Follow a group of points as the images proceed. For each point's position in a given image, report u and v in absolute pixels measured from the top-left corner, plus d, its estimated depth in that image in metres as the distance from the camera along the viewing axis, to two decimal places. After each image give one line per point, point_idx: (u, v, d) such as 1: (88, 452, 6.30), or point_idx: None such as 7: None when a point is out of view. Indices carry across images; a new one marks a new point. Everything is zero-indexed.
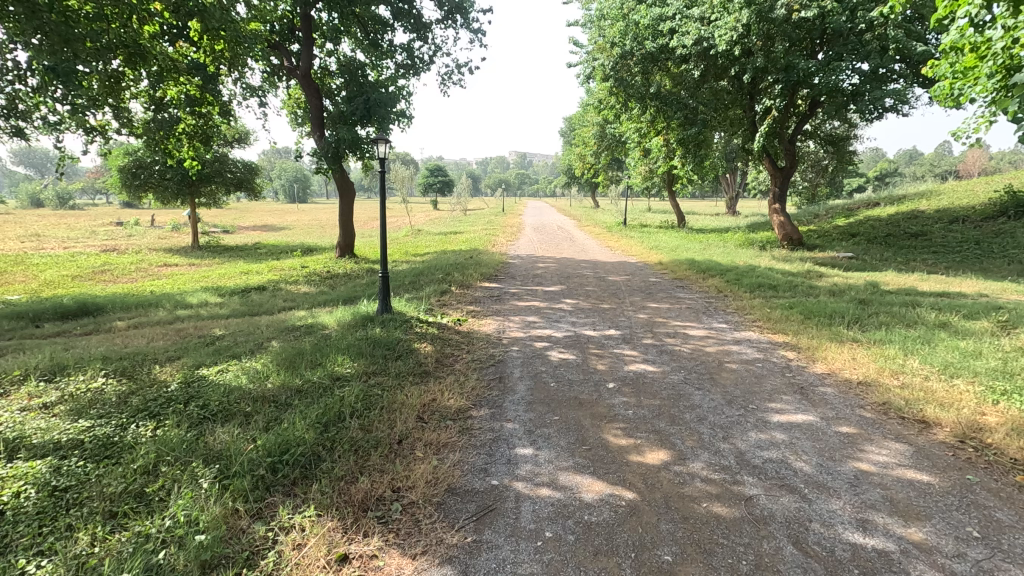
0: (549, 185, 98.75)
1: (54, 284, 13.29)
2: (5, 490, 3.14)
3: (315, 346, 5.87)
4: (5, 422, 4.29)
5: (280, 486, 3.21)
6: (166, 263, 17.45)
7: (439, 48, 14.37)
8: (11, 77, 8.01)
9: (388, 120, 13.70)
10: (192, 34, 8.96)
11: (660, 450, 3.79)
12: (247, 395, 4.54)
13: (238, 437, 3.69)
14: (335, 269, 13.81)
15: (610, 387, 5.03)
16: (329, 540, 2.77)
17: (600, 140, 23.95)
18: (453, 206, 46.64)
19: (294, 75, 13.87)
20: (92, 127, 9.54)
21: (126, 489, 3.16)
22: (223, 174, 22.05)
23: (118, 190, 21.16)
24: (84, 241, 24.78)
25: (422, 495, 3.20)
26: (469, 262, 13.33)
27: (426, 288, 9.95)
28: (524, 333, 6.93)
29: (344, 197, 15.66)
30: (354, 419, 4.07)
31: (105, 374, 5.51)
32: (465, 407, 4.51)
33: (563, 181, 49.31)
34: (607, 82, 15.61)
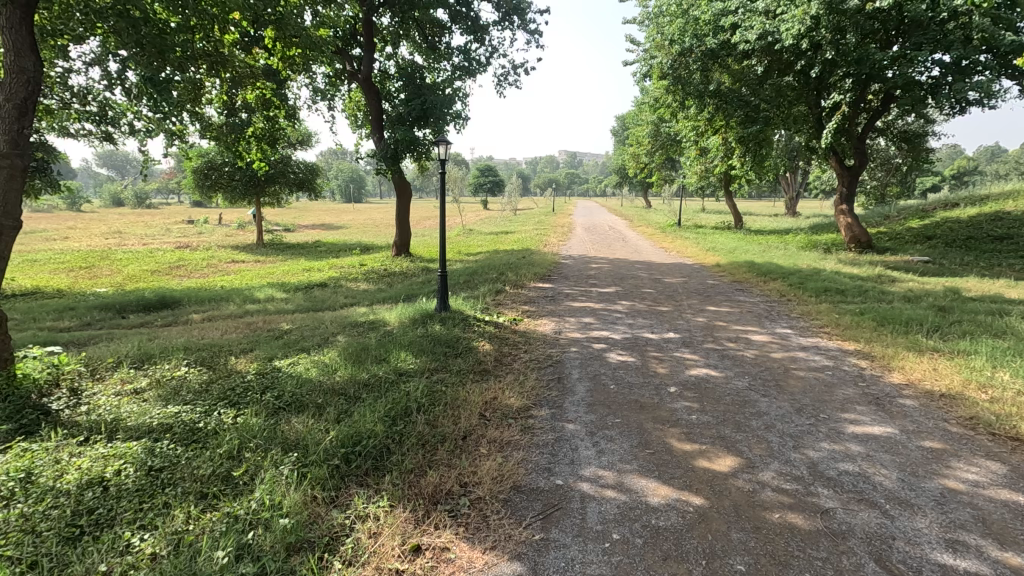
0: (599, 185, 97.55)
1: (136, 277, 14.29)
2: (108, 468, 3.45)
3: (379, 341, 6.06)
4: (103, 405, 4.68)
5: (353, 476, 3.34)
6: (235, 260, 18.40)
7: (495, 49, 14.50)
8: (106, 86, 8.66)
9: (444, 120, 13.90)
10: (267, 42, 9.42)
11: (727, 456, 3.71)
12: (318, 387, 4.74)
13: (313, 427, 3.87)
14: (392, 267, 14.18)
15: (671, 391, 4.95)
16: (403, 531, 2.86)
17: (654, 139, 23.50)
18: (502, 205, 46.85)
19: (356, 79, 14.32)
20: (173, 132, 10.20)
21: (214, 471, 3.37)
22: (286, 175, 23.03)
23: (191, 190, 22.45)
24: (161, 238, 26.45)
25: (489, 491, 3.26)
26: (523, 262, 13.40)
27: (481, 287, 10.07)
28: (582, 334, 6.91)
29: (401, 196, 16.05)
30: (419, 414, 4.18)
31: (187, 363, 5.90)
32: (526, 406, 4.55)
33: (614, 182, 48.60)
34: (663, 80, 15.32)
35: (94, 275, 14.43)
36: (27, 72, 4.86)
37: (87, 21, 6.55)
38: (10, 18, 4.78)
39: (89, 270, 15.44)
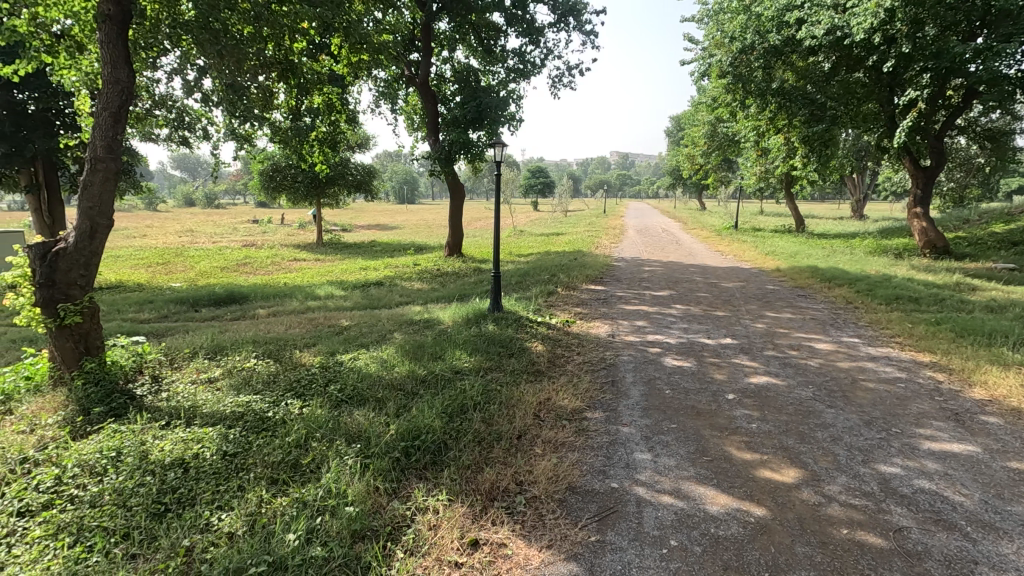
0: (650, 186, 95.87)
1: (207, 273, 15.17)
2: (187, 451, 3.70)
3: (435, 340, 6.20)
4: (181, 392, 5.01)
5: (413, 469, 3.45)
6: (296, 258, 19.22)
7: (551, 50, 14.52)
8: (185, 95, 9.26)
9: (498, 122, 14.03)
10: (333, 48, 9.80)
11: (791, 468, 3.58)
12: (378, 381, 4.90)
13: (374, 421, 4.01)
14: (445, 267, 14.43)
15: (730, 398, 4.82)
16: (461, 525, 2.93)
17: (711, 139, 22.86)
18: (553, 206, 46.76)
19: (413, 83, 14.68)
20: (244, 136, 10.77)
21: (283, 458, 3.55)
22: (345, 176, 23.85)
23: (258, 191, 23.63)
24: (229, 236, 27.94)
25: (545, 491, 3.28)
26: (575, 263, 13.35)
27: (533, 288, 10.12)
28: (636, 337, 6.84)
29: (454, 198, 16.31)
30: (476, 411, 4.26)
31: (256, 355, 6.24)
32: (580, 408, 4.55)
33: (668, 183, 47.54)
34: (723, 79, 14.89)
35: (170, 271, 15.41)
36: (122, 83, 5.27)
37: (173, 34, 7.06)
38: (109, 34, 5.20)
39: (166, 266, 16.50)
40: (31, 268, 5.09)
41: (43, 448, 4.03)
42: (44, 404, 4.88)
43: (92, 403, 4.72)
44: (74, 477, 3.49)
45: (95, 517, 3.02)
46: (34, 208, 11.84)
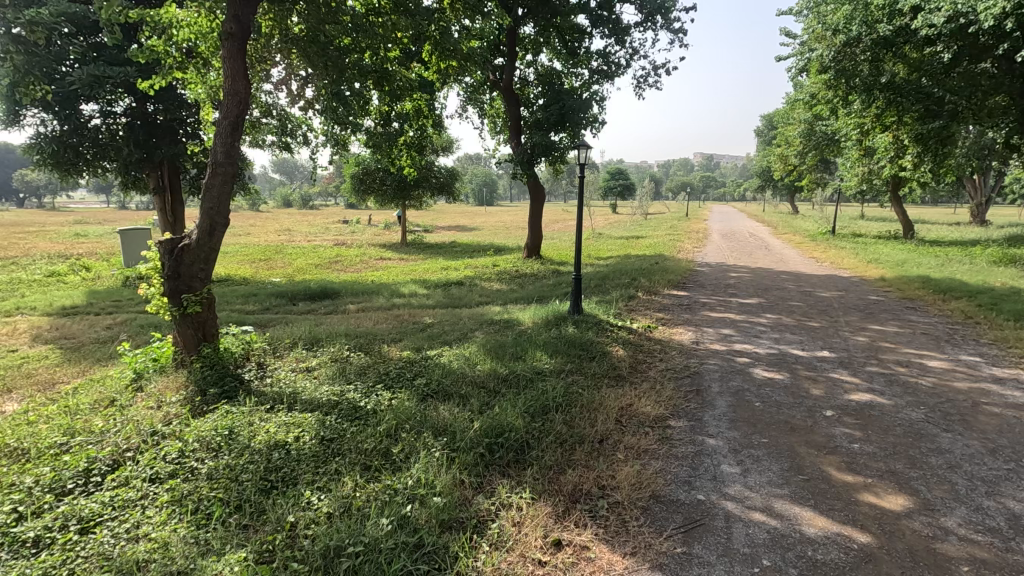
0: (737, 189, 91.30)
1: (303, 270, 16.25)
2: (289, 434, 4.00)
3: (515, 340, 6.28)
4: (283, 379, 5.43)
5: (496, 466, 3.53)
6: (382, 257, 20.12)
7: (636, 50, 14.26)
8: (289, 104, 9.99)
9: (581, 124, 13.97)
10: (423, 56, 10.18)
11: (900, 495, 3.30)
12: (461, 378, 5.04)
13: (458, 416, 4.13)
14: (524, 269, 14.57)
15: (827, 415, 4.51)
16: (545, 524, 2.95)
17: (807, 139, 21.44)
18: (632, 210, 45.80)
19: (498, 87, 14.96)
20: (340, 141, 11.44)
21: (374, 446, 3.75)
22: (429, 179, 24.65)
23: (349, 193, 24.97)
24: (321, 236, 29.67)
25: (628, 497, 3.24)
26: (656, 268, 13.01)
27: (613, 292, 9.97)
28: (723, 346, 6.56)
29: (535, 200, 16.42)
30: (558, 413, 4.28)
31: (349, 347, 6.62)
32: (663, 416, 4.43)
33: (756, 185, 45.16)
34: (824, 75, 13.94)
35: (271, 267, 16.65)
36: (240, 94, 5.78)
37: (284, 48, 7.66)
38: (231, 50, 5.72)
39: (267, 262, 17.83)
40: (162, 262, 5.71)
41: (168, 423, 4.50)
42: (169, 383, 5.45)
43: (208, 384, 5.20)
44: (194, 451, 3.88)
45: (212, 489, 3.34)
46: (160, 208, 13.03)
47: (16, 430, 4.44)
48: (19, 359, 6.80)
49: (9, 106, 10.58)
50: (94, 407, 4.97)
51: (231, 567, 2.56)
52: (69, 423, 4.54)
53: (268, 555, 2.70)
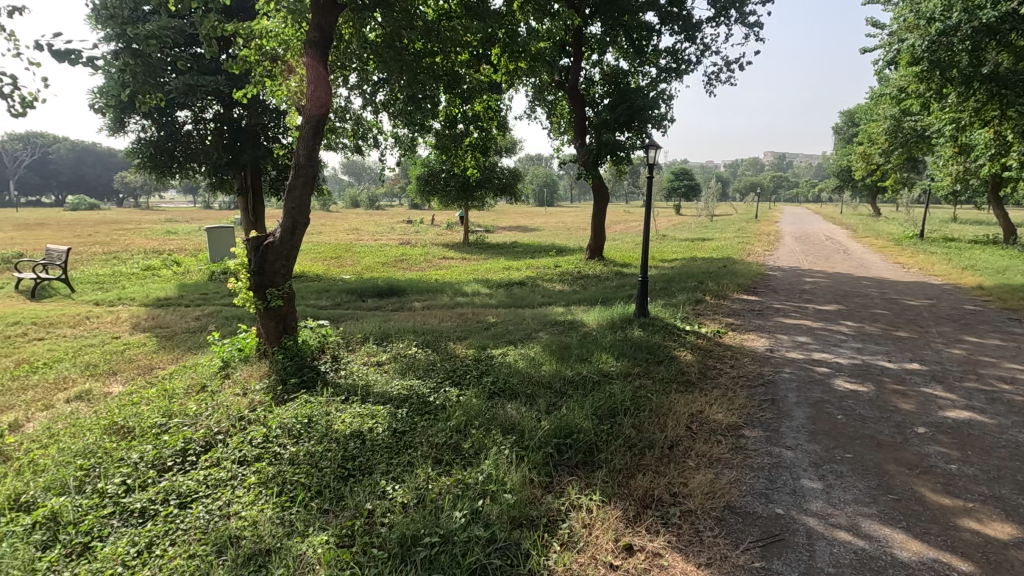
0: (811, 189, 86.57)
1: (371, 268, 16.86)
2: (364, 425, 4.16)
3: (580, 341, 6.25)
4: (357, 372, 5.67)
5: (565, 467, 3.55)
6: (446, 256, 20.54)
7: (708, 46, 13.80)
8: (362, 108, 10.39)
9: (648, 124, 13.70)
10: (492, 58, 10.32)
11: (1006, 523, 3.02)
12: (527, 378, 5.06)
13: (526, 415, 4.16)
14: (586, 270, 14.45)
15: (919, 432, 4.20)
16: (615, 528, 2.93)
17: (893, 137, 19.97)
18: (697, 212, 44.42)
19: (563, 88, 14.92)
20: (408, 144, 11.77)
21: (445, 441, 3.84)
22: (492, 180, 24.94)
23: (415, 194, 25.67)
24: (387, 235, 30.63)
25: (701, 506, 3.15)
26: (725, 271, 12.56)
27: (680, 295, 9.72)
28: (799, 355, 6.25)
29: (598, 201, 16.25)
30: (626, 416, 4.22)
31: (416, 344, 6.81)
32: (736, 424, 4.28)
33: (832, 186, 42.61)
34: (915, 67, 12.96)
35: (341, 265, 17.40)
36: (322, 99, 6.06)
37: (363, 54, 8.00)
38: (314, 57, 6.02)
39: (337, 260, 18.59)
40: (249, 258, 6.09)
41: (253, 409, 4.80)
42: (253, 372, 5.82)
43: (288, 374, 5.51)
44: (277, 436, 4.12)
45: (295, 473, 3.54)
46: (243, 207, 13.89)
47: (122, 409, 4.88)
48: (123, 346, 7.45)
49: (115, 114, 11.59)
50: (187, 392, 5.37)
51: (314, 549, 2.71)
52: (167, 405, 4.93)
53: (348, 540, 2.83)
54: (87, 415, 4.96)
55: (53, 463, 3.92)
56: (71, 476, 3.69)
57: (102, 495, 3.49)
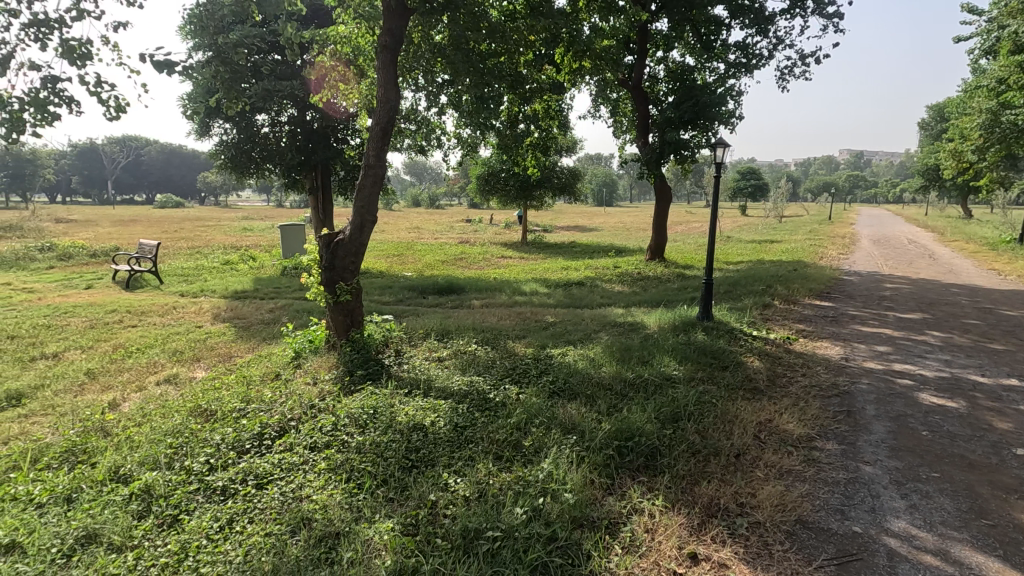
0: (891, 190, 81.00)
1: (431, 266, 17.24)
2: (426, 418, 4.27)
3: (641, 343, 6.14)
4: (419, 366, 5.83)
5: (626, 469, 3.50)
6: (505, 255, 20.68)
7: (782, 40, 13.17)
8: (427, 109, 10.65)
9: (715, 121, 13.27)
10: (556, 58, 10.31)
11: None
12: (588, 379, 5.03)
13: (586, 416, 4.14)
14: (647, 271, 14.18)
15: (1018, 454, 3.85)
16: (679, 535, 2.87)
17: (989, 133, 17.86)
18: (765, 213, 42.50)
19: (626, 86, 14.70)
20: (469, 144, 11.95)
21: (506, 437, 3.88)
22: (551, 180, 24.90)
23: (475, 194, 26.01)
24: (447, 234, 31.17)
25: (770, 518, 3.03)
26: (795, 275, 11.97)
27: (747, 299, 9.35)
28: (878, 365, 5.87)
29: (660, 200, 15.89)
30: (690, 422, 4.12)
31: (476, 341, 6.92)
32: (809, 435, 4.08)
33: (916, 186, 39.71)
34: (1018, 55, 11.87)
35: (403, 262, 17.90)
36: (391, 101, 6.24)
37: (431, 56, 8.21)
38: (385, 61, 6.23)
39: (399, 257, 19.11)
40: (321, 255, 6.38)
41: (323, 399, 5.02)
42: (322, 362, 6.09)
43: (355, 366, 5.74)
44: (345, 425, 4.29)
45: (361, 461, 3.68)
46: (314, 206, 14.55)
47: (206, 393, 5.24)
48: (205, 334, 7.99)
49: (201, 118, 12.43)
50: (262, 379, 5.69)
51: (380, 535, 2.81)
52: (246, 391, 5.25)
53: (411, 528, 2.92)
54: (175, 397, 5.36)
55: (146, 440, 4.26)
56: (162, 452, 4.00)
57: (189, 472, 3.76)
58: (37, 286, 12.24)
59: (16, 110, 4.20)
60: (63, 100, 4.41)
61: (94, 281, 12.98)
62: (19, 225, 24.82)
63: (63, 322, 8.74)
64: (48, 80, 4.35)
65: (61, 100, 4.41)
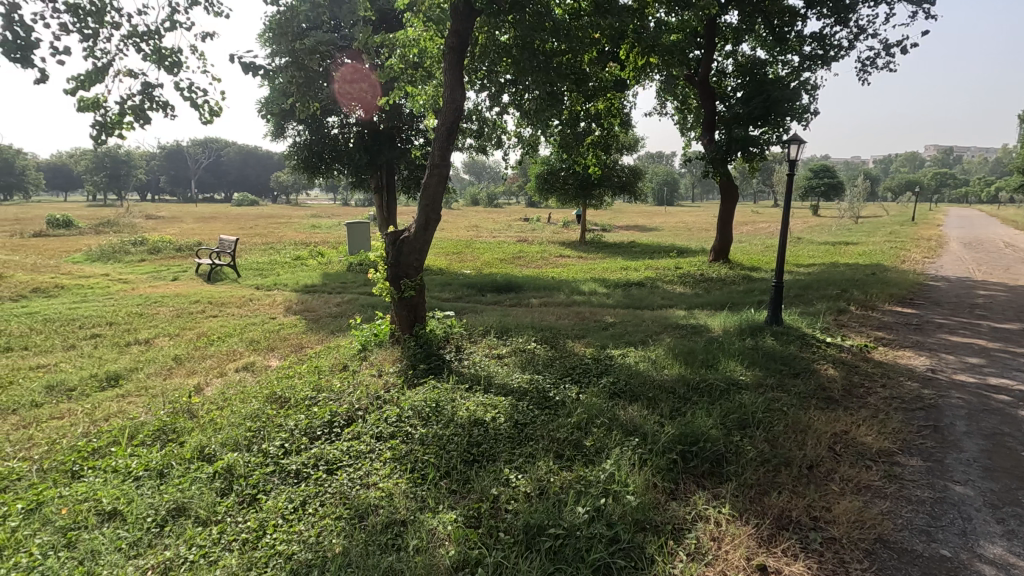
0: (985, 189, 74.39)
1: (490, 264, 17.43)
2: (487, 414, 4.33)
3: (706, 347, 5.96)
4: (479, 362, 5.92)
5: (690, 475, 3.43)
6: (563, 254, 20.61)
7: (863, 29, 12.39)
8: (490, 109, 10.77)
9: (788, 117, 12.67)
10: (621, 54, 10.18)
11: None
12: (649, 381, 4.94)
13: (648, 419, 4.08)
14: (710, 273, 13.74)
15: None
16: (747, 546, 2.78)
17: None
18: (840, 214, 40.04)
19: (692, 82, 14.31)
20: (529, 143, 11.98)
21: (566, 436, 3.88)
22: (611, 179, 24.56)
23: (534, 193, 26.03)
24: (506, 232, 31.33)
25: (847, 534, 2.87)
26: (873, 279, 11.26)
27: (819, 303, 8.87)
28: (969, 378, 5.44)
29: (726, 199, 15.36)
30: (758, 430, 3.97)
31: (535, 339, 6.95)
32: (889, 450, 3.83)
33: (1015, 185, 36.25)
34: None
35: (462, 260, 18.19)
36: (457, 101, 6.35)
37: (497, 57, 8.30)
38: (452, 63, 6.35)
39: (459, 255, 19.44)
40: (387, 252, 6.59)
41: (388, 390, 5.20)
42: (387, 355, 6.31)
43: (418, 360, 5.91)
44: (409, 417, 4.42)
45: (424, 453, 3.78)
46: (378, 204, 15.04)
47: (281, 381, 5.55)
48: (278, 326, 8.44)
49: (278, 121, 13.13)
50: (331, 370, 5.95)
51: (444, 526, 2.89)
52: (317, 380, 5.52)
53: (474, 520, 2.99)
54: (253, 383, 5.71)
55: (228, 423, 4.56)
56: (243, 435, 4.27)
57: (266, 454, 4.00)
58: (131, 277, 13.32)
59: (116, 114, 4.60)
60: (157, 104, 4.79)
61: (180, 273, 13.99)
62: (116, 221, 27.05)
63: (154, 311, 9.48)
64: (144, 87, 4.73)
65: (156, 104, 4.79)
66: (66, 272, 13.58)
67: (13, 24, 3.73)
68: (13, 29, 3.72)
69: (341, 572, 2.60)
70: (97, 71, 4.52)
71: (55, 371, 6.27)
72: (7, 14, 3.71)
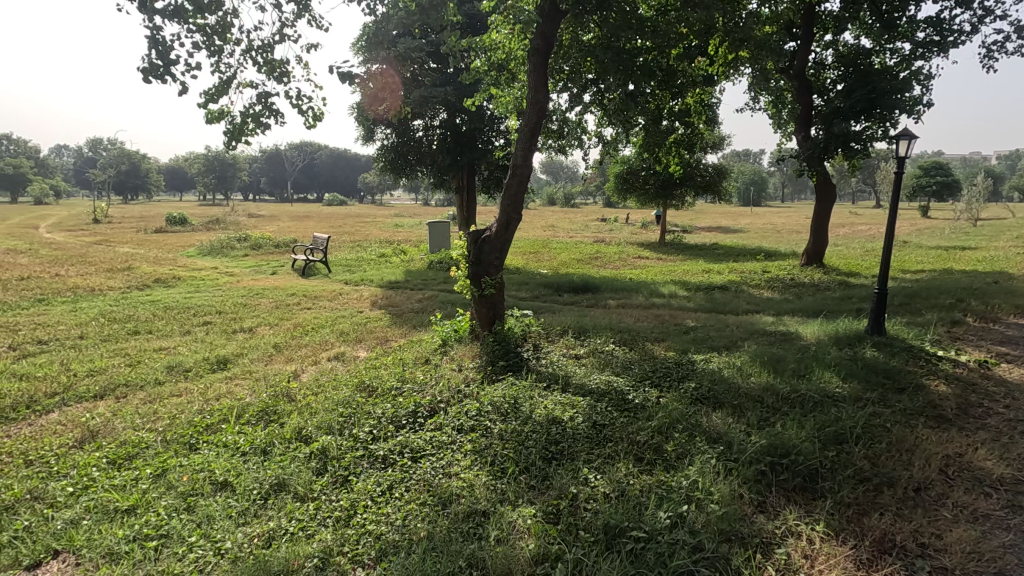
0: None
1: (567, 264, 17.38)
2: (565, 413, 4.35)
3: (798, 355, 5.63)
4: (557, 362, 5.95)
5: (780, 488, 3.27)
6: (642, 256, 20.14)
7: (990, 10, 11.13)
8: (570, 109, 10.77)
9: (896, 110, 11.66)
10: (711, 49, 9.81)
11: None
12: (735, 388, 4.74)
13: (734, 427, 3.93)
14: (803, 278, 12.91)
15: None
16: (843, 567, 2.62)
17: None
18: (954, 217, 36.14)
19: (787, 75, 13.52)
20: (610, 142, 11.83)
21: (647, 440, 3.82)
22: (694, 178, 23.73)
23: (613, 193, 25.64)
24: (583, 232, 31.04)
25: (961, 565, 2.62)
26: (995, 288, 10.10)
27: (930, 314, 8.07)
28: None
29: (822, 199, 14.37)
30: (857, 446, 3.71)
31: (613, 340, 6.87)
32: (1014, 478, 3.44)
33: None
34: None
35: (539, 259, 18.26)
36: (541, 103, 6.43)
37: (580, 56, 8.28)
38: (537, 64, 6.41)
39: (535, 255, 19.52)
40: (469, 250, 6.80)
41: (468, 384, 5.36)
42: (466, 351, 6.48)
43: (496, 357, 6.02)
44: (488, 411, 4.53)
45: (503, 447, 3.86)
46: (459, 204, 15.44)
47: (369, 371, 5.87)
48: (365, 319, 8.91)
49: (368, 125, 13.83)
50: (415, 362, 6.21)
51: (524, 519, 2.96)
52: (401, 371, 5.78)
53: (553, 516, 3.03)
54: (343, 372, 6.07)
55: (322, 408, 4.88)
56: (336, 420, 4.56)
57: (356, 439, 4.25)
58: (236, 270, 14.54)
59: (238, 122, 5.04)
60: (271, 111, 5.20)
61: (278, 267, 15.08)
62: (223, 220, 29.58)
63: (255, 302, 10.31)
64: (260, 95, 5.15)
65: (271, 112, 5.20)
66: (182, 265, 15.06)
67: (157, 44, 4.18)
68: (156, 49, 4.18)
69: (427, 554, 2.73)
70: (222, 84, 4.97)
71: (174, 354, 6.99)
72: (152, 35, 4.16)
